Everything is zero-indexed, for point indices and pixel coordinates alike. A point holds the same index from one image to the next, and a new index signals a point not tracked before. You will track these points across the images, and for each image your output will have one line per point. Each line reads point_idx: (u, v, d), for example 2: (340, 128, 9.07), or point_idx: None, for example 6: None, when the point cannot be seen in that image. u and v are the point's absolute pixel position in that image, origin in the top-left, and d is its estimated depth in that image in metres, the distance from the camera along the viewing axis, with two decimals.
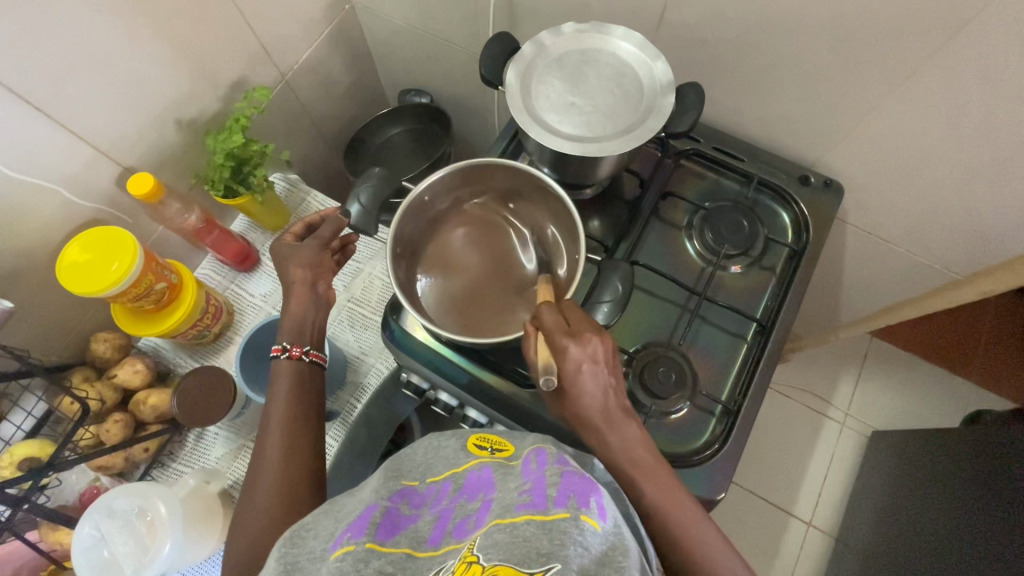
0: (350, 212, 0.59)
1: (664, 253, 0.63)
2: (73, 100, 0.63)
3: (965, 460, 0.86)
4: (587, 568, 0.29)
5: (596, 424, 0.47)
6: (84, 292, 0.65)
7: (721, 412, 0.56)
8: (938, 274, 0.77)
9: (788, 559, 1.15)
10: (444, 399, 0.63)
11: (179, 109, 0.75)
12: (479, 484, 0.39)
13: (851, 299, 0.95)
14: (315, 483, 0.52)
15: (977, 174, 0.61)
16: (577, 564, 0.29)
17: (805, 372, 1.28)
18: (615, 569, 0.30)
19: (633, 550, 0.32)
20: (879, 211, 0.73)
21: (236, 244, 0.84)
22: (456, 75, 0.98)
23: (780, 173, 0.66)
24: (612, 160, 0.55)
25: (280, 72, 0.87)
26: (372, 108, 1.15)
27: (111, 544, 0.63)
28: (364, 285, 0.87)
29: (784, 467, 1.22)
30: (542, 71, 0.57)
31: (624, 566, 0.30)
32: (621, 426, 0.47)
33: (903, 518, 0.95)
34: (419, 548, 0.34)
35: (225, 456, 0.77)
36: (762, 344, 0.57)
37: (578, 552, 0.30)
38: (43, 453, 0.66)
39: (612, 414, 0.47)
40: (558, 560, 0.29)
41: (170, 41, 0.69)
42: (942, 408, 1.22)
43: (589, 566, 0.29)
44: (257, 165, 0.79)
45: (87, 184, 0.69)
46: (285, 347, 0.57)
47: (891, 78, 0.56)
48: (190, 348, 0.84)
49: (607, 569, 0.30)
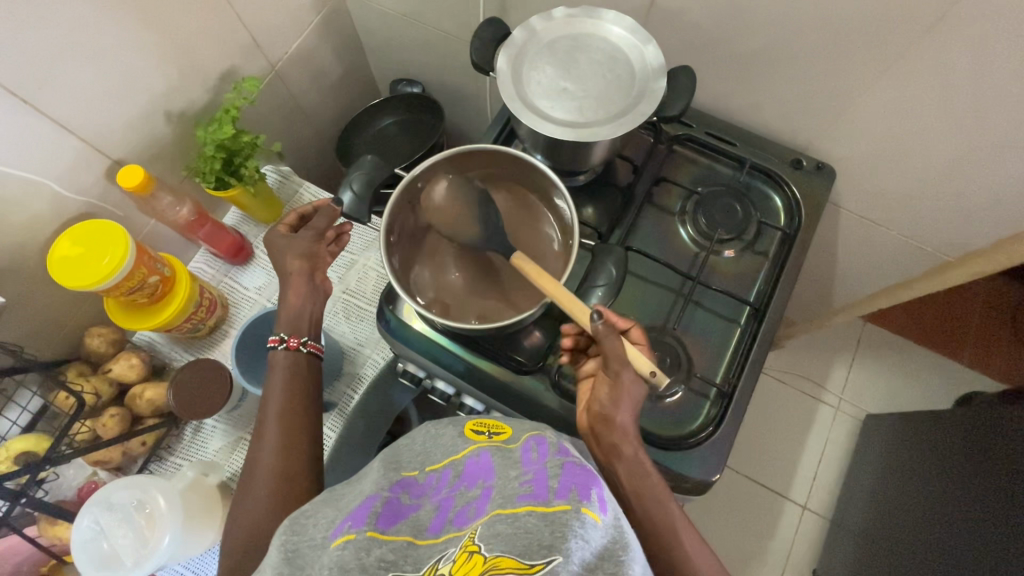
0: (343, 201, 0.58)
1: (657, 239, 0.63)
2: (59, 93, 0.62)
3: (958, 440, 0.87)
4: (589, 561, 0.29)
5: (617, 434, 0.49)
6: (78, 287, 0.65)
7: (716, 395, 0.56)
8: (929, 256, 0.78)
9: (783, 542, 1.17)
10: (440, 387, 0.63)
11: (168, 101, 0.74)
12: (478, 470, 0.39)
13: (843, 283, 0.95)
14: (316, 472, 0.52)
15: (966, 155, 0.61)
16: (577, 558, 0.29)
17: (800, 358, 1.29)
18: (614, 564, 0.30)
19: (634, 543, 0.32)
20: (870, 195, 0.73)
21: (229, 236, 0.84)
22: (447, 64, 0.97)
23: (772, 157, 0.67)
24: (604, 145, 0.55)
25: (269, 63, 0.87)
26: (363, 99, 1.15)
27: (111, 537, 0.64)
28: (359, 277, 0.87)
29: (779, 451, 1.23)
30: (533, 57, 0.57)
31: (623, 561, 0.30)
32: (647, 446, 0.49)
33: (896, 501, 0.97)
34: (420, 536, 0.34)
35: (222, 448, 0.77)
36: (755, 328, 0.58)
37: (578, 546, 0.30)
38: (40, 447, 0.66)
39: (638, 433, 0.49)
40: (559, 553, 0.29)
41: (157, 31, 0.68)
42: (935, 391, 1.23)
43: (589, 560, 0.30)
44: (248, 157, 0.79)
45: (77, 177, 0.68)
46: (284, 338, 0.58)
47: (882, 59, 0.56)
48: (185, 341, 0.83)
49: (606, 564, 0.30)
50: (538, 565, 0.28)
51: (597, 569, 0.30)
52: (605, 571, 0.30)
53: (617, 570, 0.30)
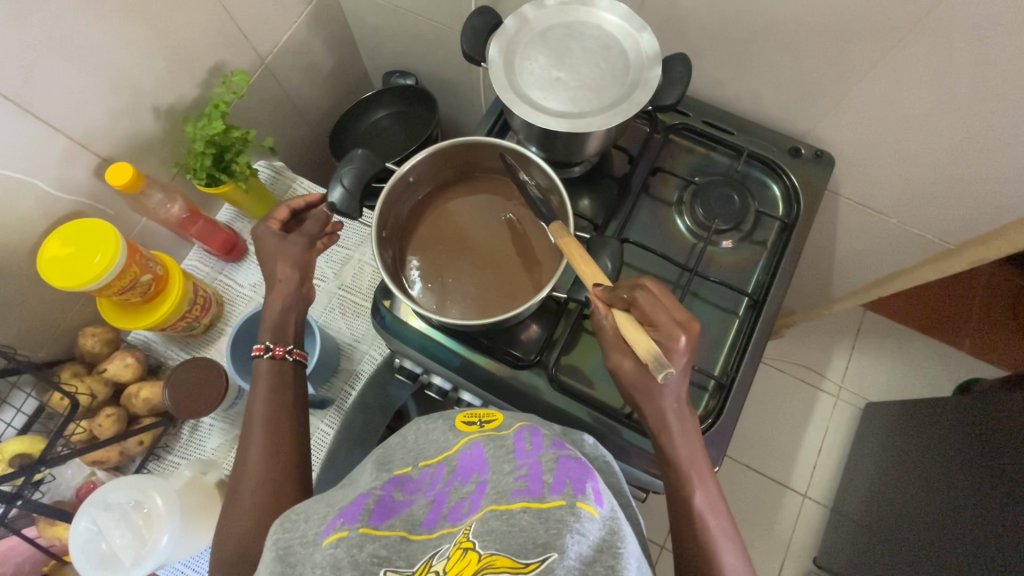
0: (333, 196, 0.57)
1: (655, 230, 0.62)
2: (44, 89, 0.61)
3: (959, 427, 0.87)
4: (586, 555, 0.29)
5: (657, 420, 0.48)
6: (67, 286, 0.64)
7: (715, 387, 0.56)
8: (930, 243, 0.77)
9: (784, 530, 1.17)
10: (437, 383, 0.63)
11: (156, 96, 0.73)
12: (473, 463, 0.39)
13: (843, 272, 0.95)
14: (303, 482, 0.53)
15: (970, 140, 0.60)
16: (574, 552, 0.29)
17: (799, 347, 1.29)
18: (614, 556, 0.29)
19: (631, 536, 0.32)
20: (869, 183, 0.73)
21: (222, 234, 0.83)
22: (440, 55, 0.96)
23: (769, 145, 0.66)
24: (599, 136, 0.54)
25: (259, 56, 0.85)
26: (356, 92, 1.13)
27: (109, 537, 0.64)
28: (355, 272, 0.87)
29: (779, 441, 1.23)
30: (526, 46, 0.56)
31: (622, 553, 0.30)
32: (691, 432, 0.48)
33: (897, 489, 0.97)
34: (414, 532, 0.34)
35: (220, 448, 0.76)
36: (754, 318, 0.57)
37: (575, 541, 0.29)
38: (34, 449, 0.66)
39: (683, 410, 0.48)
40: (555, 549, 0.28)
41: (141, 24, 0.67)
42: (936, 378, 1.22)
43: (587, 554, 0.29)
44: (239, 152, 0.78)
45: (65, 175, 0.68)
46: (268, 346, 0.57)
47: (882, 43, 0.55)
48: (180, 339, 0.83)
49: (605, 556, 0.29)
50: (534, 564, 0.28)
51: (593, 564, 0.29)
52: (604, 563, 0.29)
53: (616, 562, 0.29)
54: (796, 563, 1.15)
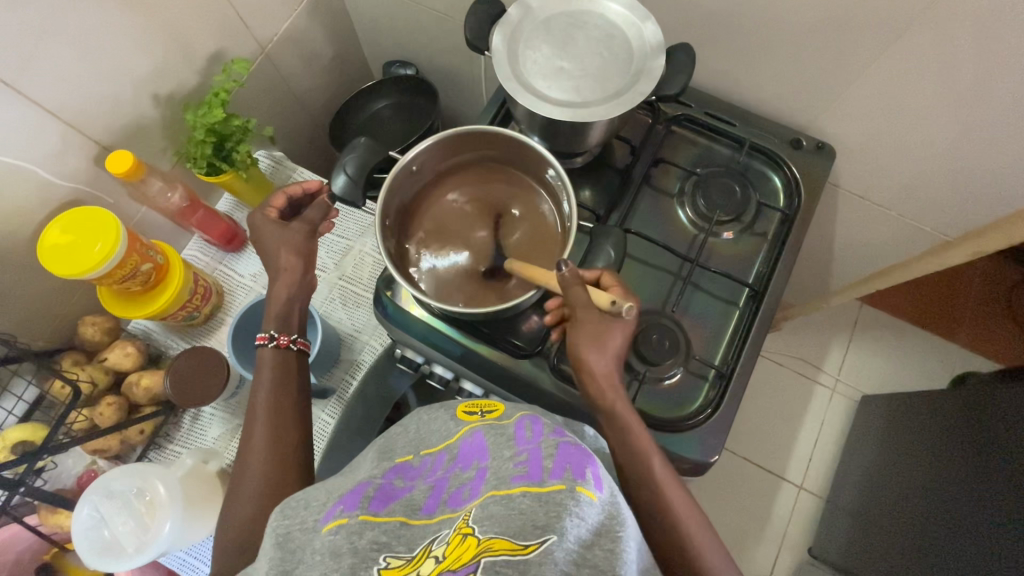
0: (336, 183, 0.57)
1: (656, 221, 0.63)
2: (43, 74, 0.60)
3: (954, 419, 0.88)
4: (584, 539, 0.29)
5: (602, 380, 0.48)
6: (68, 274, 0.64)
7: (715, 376, 0.56)
8: (930, 237, 0.77)
9: (779, 521, 1.18)
10: (439, 372, 0.63)
11: (156, 84, 0.72)
12: (473, 450, 0.39)
13: (843, 264, 0.95)
14: (304, 471, 0.53)
15: (973, 132, 0.60)
16: (574, 535, 0.29)
17: (797, 341, 1.29)
18: (612, 540, 0.30)
19: (629, 520, 0.32)
20: (869, 176, 0.73)
21: (223, 223, 0.83)
22: (441, 45, 0.95)
23: (771, 137, 0.66)
24: (602, 126, 0.54)
25: (259, 45, 0.85)
26: (356, 82, 1.13)
27: (111, 525, 0.64)
28: (355, 262, 0.87)
29: (776, 432, 1.24)
30: (529, 35, 0.56)
31: (620, 537, 0.30)
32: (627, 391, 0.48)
33: (892, 481, 0.98)
34: (413, 517, 0.35)
35: (222, 436, 0.77)
36: (755, 309, 0.57)
37: (575, 524, 0.29)
38: (37, 437, 0.67)
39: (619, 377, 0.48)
40: (554, 531, 0.29)
41: (140, 9, 0.66)
42: (930, 370, 1.23)
43: (585, 538, 0.30)
44: (240, 141, 0.77)
45: (64, 163, 0.67)
46: (272, 336, 0.57)
47: (884, 35, 0.55)
48: (181, 329, 0.83)
49: (603, 541, 0.30)
50: (534, 545, 0.28)
51: (592, 546, 0.30)
52: (603, 547, 0.30)
53: (615, 546, 0.30)
54: (791, 554, 1.16)
